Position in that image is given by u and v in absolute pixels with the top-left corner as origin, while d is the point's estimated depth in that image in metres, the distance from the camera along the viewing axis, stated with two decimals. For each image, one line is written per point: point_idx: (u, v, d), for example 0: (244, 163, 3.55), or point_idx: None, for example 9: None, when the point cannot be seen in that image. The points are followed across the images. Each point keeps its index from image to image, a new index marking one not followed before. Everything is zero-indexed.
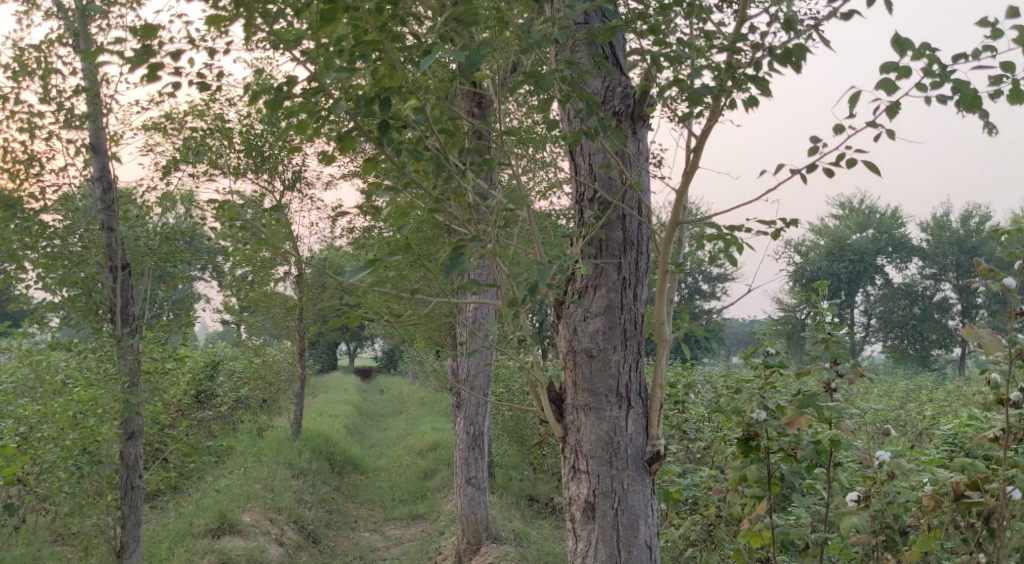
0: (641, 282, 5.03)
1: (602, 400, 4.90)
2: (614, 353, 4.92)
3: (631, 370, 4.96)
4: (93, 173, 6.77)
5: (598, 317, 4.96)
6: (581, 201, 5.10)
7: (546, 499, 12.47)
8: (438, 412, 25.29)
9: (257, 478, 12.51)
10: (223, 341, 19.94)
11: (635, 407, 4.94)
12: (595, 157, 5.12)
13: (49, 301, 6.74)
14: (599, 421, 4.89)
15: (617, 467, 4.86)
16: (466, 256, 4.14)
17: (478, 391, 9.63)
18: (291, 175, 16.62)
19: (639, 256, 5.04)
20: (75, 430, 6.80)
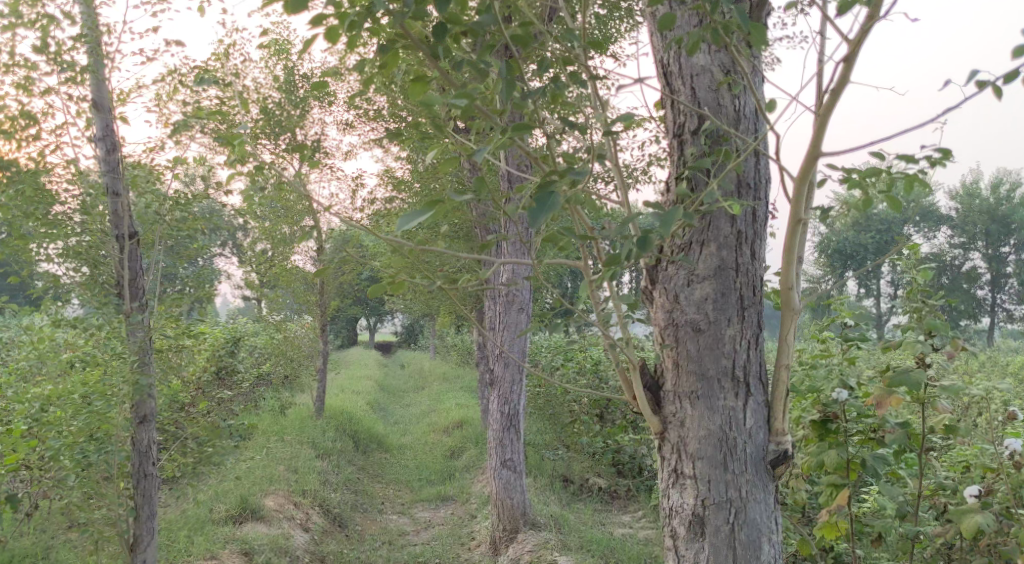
0: (757, 236, 4.60)
1: (714, 385, 4.53)
2: (727, 328, 4.53)
3: (747, 350, 4.56)
4: (97, 133, 6.22)
5: (705, 283, 4.56)
6: (682, 134, 4.63)
7: (581, 480, 11.91)
8: (460, 388, 24.71)
9: (281, 459, 11.98)
10: (242, 316, 19.43)
11: (754, 394, 4.55)
12: (701, 79, 4.63)
13: (52, 274, 6.22)
14: (711, 413, 4.52)
15: (733, 470, 4.49)
16: (558, 195, 3.66)
17: (513, 368, 9.01)
18: (309, 144, 16.07)
19: (757, 203, 4.59)
20: (82, 415, 6.12)
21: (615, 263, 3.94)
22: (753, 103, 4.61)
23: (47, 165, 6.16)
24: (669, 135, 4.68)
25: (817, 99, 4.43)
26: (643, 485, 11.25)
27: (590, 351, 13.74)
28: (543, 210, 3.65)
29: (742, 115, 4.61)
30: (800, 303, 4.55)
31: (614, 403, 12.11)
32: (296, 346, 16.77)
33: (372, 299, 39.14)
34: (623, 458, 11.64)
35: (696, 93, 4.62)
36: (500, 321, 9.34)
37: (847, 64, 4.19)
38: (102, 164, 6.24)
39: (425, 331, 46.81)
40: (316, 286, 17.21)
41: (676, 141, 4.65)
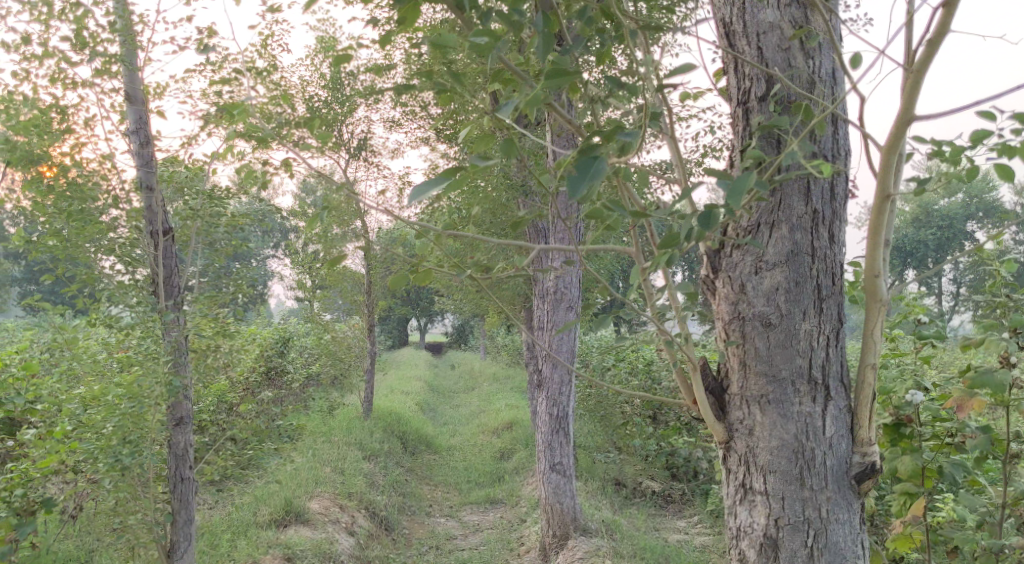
0: (835, 218, 4.24)
1: (787, 389, 4.19)
2: (801, 324, 4.18)
3: (825, 350, 4.21)
4: (130, 127, 6.26)
5: (775, 274, 4.22)
6: (748, 99, 4.31)
7: (633, 483, 11.55)
8: (510, 390, 24.41)
9: (327, 460, 11.80)
10: (291, 316, 19.34)
11: (833, 399, 4.20)
12: (770, 39, 4.31)
13: (89, 272, 6.26)
14: (785, 421, 4.19)
15: (811, 485, 4.16)
16: (603, 161, 3.40)
17: (562, 367, 8.68)
18: (355, 143, 15.97)
19: (836, 177, 4.25)
20: (113, 417, 5.99)
21: (672, 246, 3.73)
22: (827, 64, 4.26)
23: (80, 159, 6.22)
24: (734, 103, 4.36)
25: (906, 55, 4.06)
26: (699, 489, 10.88)
27: (643, 351, 13.38)
28: (584, 176, 3.40)
29: (816, 78, 4.26)
30: (884, 296, 4.18)
31: (668, 404, 11.76)
32: (345, 346, 16.63)
33: (422, 299, 39.02)
34: (677, 461, 11.29)
35: (762, 53, 4.29)
36: (547, 320, 9.01)
37: (947, 9, 3.82)
38: (134, 155, 6.31)
39: (475, 331, 46.64)
40: (364, 285, 17.08)
41: (741, 108, 4.33)
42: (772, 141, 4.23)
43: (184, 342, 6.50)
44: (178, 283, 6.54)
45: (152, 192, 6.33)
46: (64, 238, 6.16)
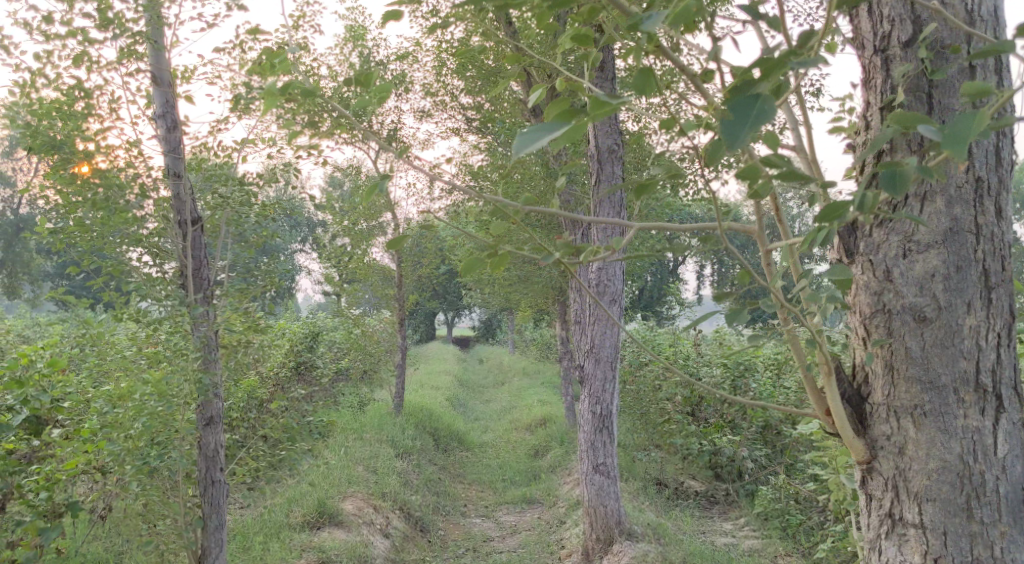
0: (1004, 186, 3.40)
1: (948, 399, 3.34)
2: (965, 317, 3.34)
3: (995, 351, 3.35)
4: (157, 109, 6.02)
5: (929, 256, 3.38)
6: (888, 46, 3.45)
7: (675, 483, 11.14)
8: (542, 385, 24.08)
9: (360, 458, 11.51)
10: (320, 311, 19.10)
11: (1007, 411, 3.34)
12: None
13: (116, 264, 5.98)
14: (946, 439, 3.34)
15: (982, 519, 3.31)
16: (770, 100, 2.55)
17: (606, 364, 8.29)
18: (385, 134, 15.66)
19: (1001, 137, 3.41)
20: (141, 417, 5.74)
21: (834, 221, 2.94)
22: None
23: (102, 143, 5.95)
24: (868, 50, 3.50)
25: None
26: (745, 490, 10.43)
27: (682, 346, 12.99)
28: (747, 122, 2.54)
29: (979, 14, 3.40)
30: None
31: (710, 401, 11.33)
32: (375, 340, 16.33)
33: (451, 293, 38.77)
34: (721, 461, 10.85)
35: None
36: (589, 315, 8.40)
37: None
38: (161, 140, 6.06)
39: (504, 325, 46.35)
40: (394, 279, 16.77)
41: (879, 57, 3.47)
42: (923, 95, 3.38)
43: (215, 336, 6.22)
44: (209, 275, 6.31)
45: (180, 179, 6.08)
46: (90, 228, 5.86)
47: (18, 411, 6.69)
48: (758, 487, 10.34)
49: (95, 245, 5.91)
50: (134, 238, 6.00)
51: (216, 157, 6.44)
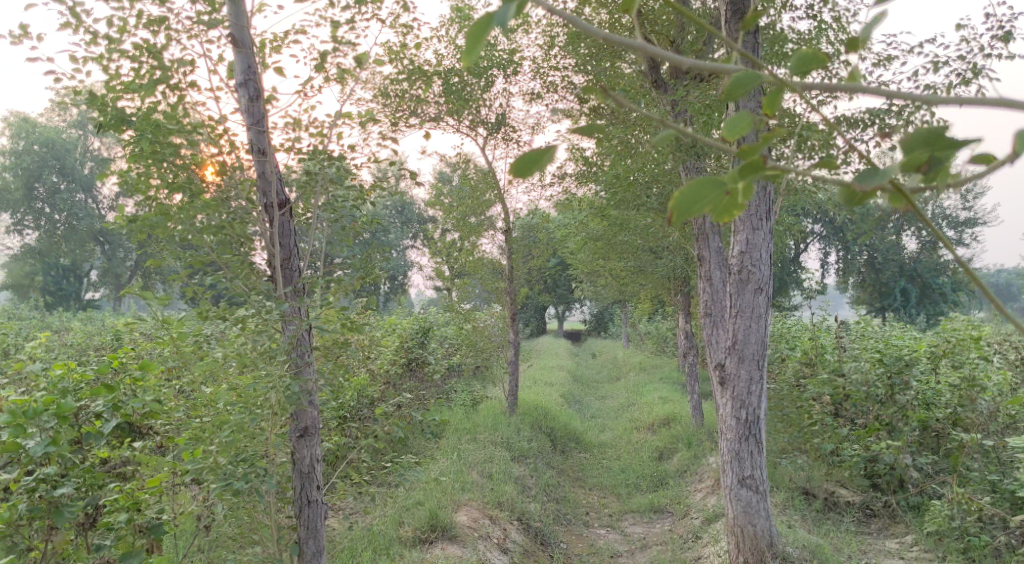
0: None
1: None
2: None
3: None
4: (239, 74, 6.00)
5: None
6: None
7: (825, 493, 10.26)
8: (660, 380, 22.90)
9: (473, 461, 10.73)
10: (430, 306, 18.41)
11: None
12: None
13: (195, 256, 5.96)
14: None
15: None
16: None
17: (752, 363, 7.25)
18: (493, 119, 14.92)
19: None
20: (224, 430, 5.73)
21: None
22: None
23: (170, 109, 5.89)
24: None
25: None
26: (909, 503, 9.50)
27: (822, 339, 11.86)
28: None
29: None
30: None
31: (858, 401, 10.36)
32: (486, 336, 15.53)
33: (562, 287, 37.73)
34: (879, 469, 9.79)
35: None
36: (731, 305, 7.35)
37: None
38: (246, 114, 6.04)
39: (617, 317, 45.15)
40: (505, 271, 15.67)
41: None
42: None
43: (307, 335, 6.11)
44: (298, 265, 6.21)
45: (264, 158, 6.02)
46: (171, 214, 5.88)
47: (110, 418, 6.05)
48: (925, 500, 9.43)
49: (173, 239, 5.97)
50: (210, 226, 5.94)
51: (306, 136, 6.28)
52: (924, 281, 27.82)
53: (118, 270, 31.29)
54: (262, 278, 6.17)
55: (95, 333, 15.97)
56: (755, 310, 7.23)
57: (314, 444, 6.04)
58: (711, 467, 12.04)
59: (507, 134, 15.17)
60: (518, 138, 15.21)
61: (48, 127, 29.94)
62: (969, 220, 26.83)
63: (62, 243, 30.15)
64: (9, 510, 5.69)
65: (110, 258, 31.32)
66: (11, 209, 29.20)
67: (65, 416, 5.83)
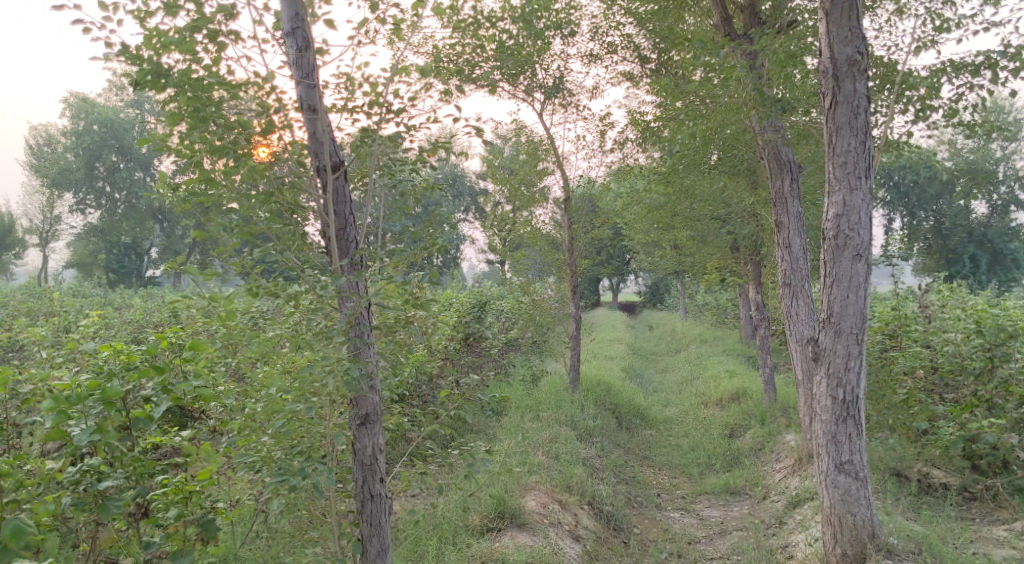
0: None
1: None
2: None
3: None
4: (285, 24, 5.64)
5: None
6: None
7: (918, 475, 9.69)
8: (722, 352, 22.24)
9: (538, 441, 10.22)
10: (486, 280, 17.87)
11: None
12: None
13: (244, 228, 5.55)
14: None
15: None
16: None
17: (849, 340, 7.02)
18: (550, 83, 14.31)
19: None
20: (280, 417, 5.38)
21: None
22: None
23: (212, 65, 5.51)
24: None
25: None
26: (1014, 485, 8.98)
27: (904, 308, 11.17)
28: None
29: None
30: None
31: (952, 374, 9.81)
32: (546, 309, 14.92)
33: (617, 259, 37.08)
34: (980, 449, 9.23)
35: None
36: (826, 279, 7.11)
37: None
38: (295, 67, 5.69)
39: (672, 289, 44.39)
40: (564, 243, 15.04)
41: None
42: None
43: (366, 314, 5.71)
44: (354, 235, 5.83)
45: (314, 114, 5.67)
46: (216, 180, 5.55)
47: (159, 402, 5.59)
48: None
49: (222, 211, 5.56)
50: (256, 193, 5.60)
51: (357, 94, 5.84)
52: (995, 247, 26.80)
53: (177, 247, 31.33)
54: (316, 251, 5.79)
55: (148, 310, 15.65)
56: (853, 283, 7.00)
57: (376, 434, 5.67)
58: (788, 445, 11.38)
59: (566, 98, 14.55)
60: (577, 102, 14.59)
61: (106, 105, 29.93)
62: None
63: (123, 221, 30.34)
64: (54, 503, 5.32)
65: (169, 235, 31.39)
66: (74, 187, 29.34)
67: (111, 402, 5.40)
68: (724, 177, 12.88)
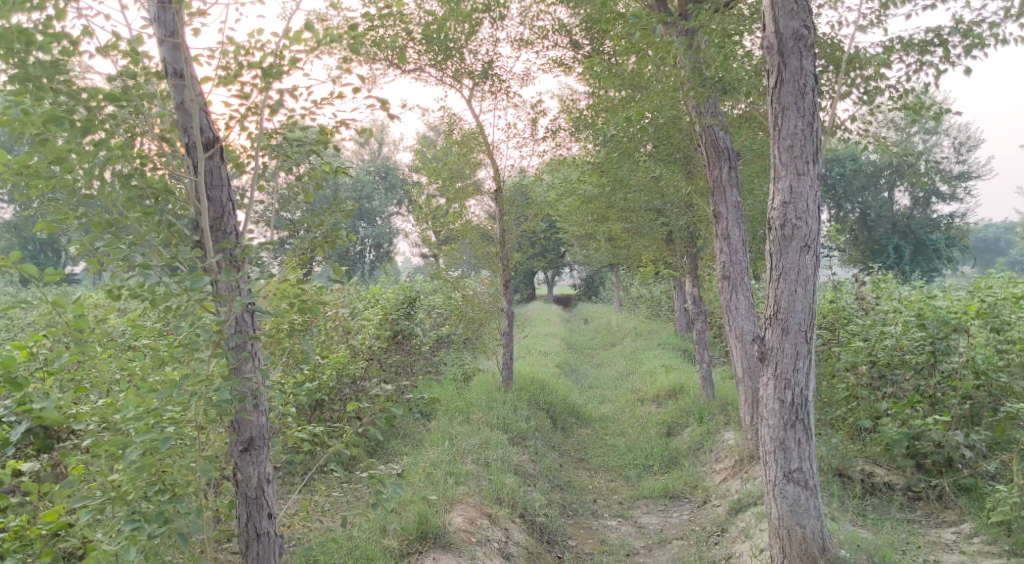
0: None
1: None
2: None
3: None
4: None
5: None
6: None
7: (861, 475, 9.20)
8: (658, 346, 21.80)
9: (466, 446, 9.60)
10: (416, 274, 17.12)
11: None
12: None
13: (95, 219, 5.31)
14: None
15: None
16: None
17: (799, 338, 6.56)
18: (479, 69, 13.68)
19: None
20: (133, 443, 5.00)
21: None
22: None
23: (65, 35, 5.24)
24: None
25: None
26: (959, 485, 8.61)
27: (844, 302, 10.80)
28: None
29: None
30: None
31: (896, 369, 9.42)
32: (478, 306, 14.27)
33: (552, 252, 36.56)
34: (924, 447, 8.86)
35: None
36: (776, 271, 6.65)
37: None
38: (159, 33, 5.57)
39: (606, 282, 44.14)
40: (496, 236, 14.36)
41: None
42: None
43: (248, 317, 5.59)
44: (233, 225, 5.73)
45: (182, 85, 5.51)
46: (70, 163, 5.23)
47: (13, 425, 5.15)
48: (978, 482, 8.54)
49: (71, 206, 5.31)
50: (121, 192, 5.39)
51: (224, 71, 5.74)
52: (921, 237, 26.96)
53: None
54: (189, 243, 5.58)
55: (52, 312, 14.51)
56: (803, 275, 6.54)
57: (260, 461, 5.56)
58: (727, 445, 10.93)
59: (495, 85, 13.93)
60: (507, 90, 13.99)
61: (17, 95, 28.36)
62: (963, 174, 26.06)
63: None
64: None
65: None
66: None
67: None
68: (658, 166, 12.41)
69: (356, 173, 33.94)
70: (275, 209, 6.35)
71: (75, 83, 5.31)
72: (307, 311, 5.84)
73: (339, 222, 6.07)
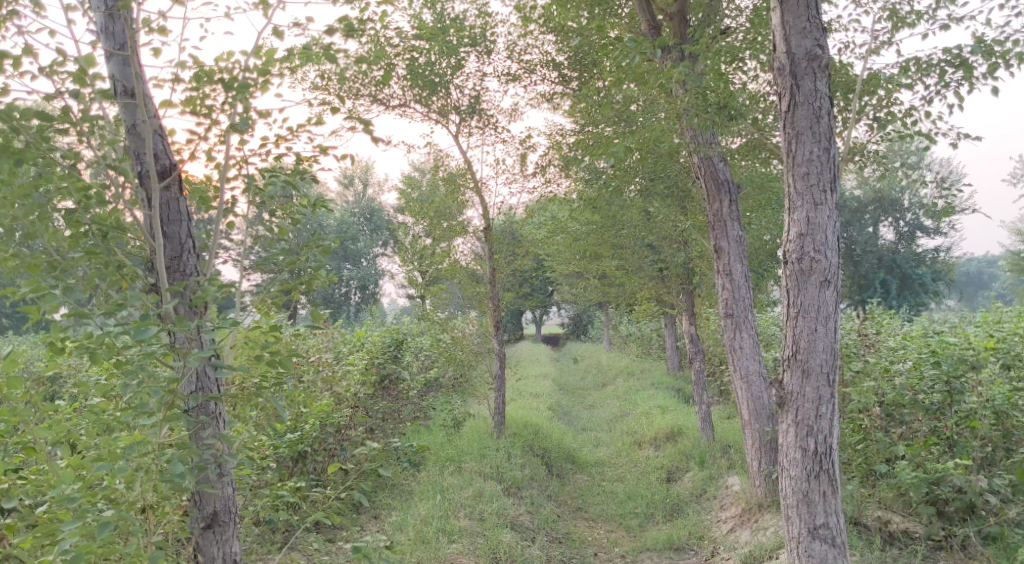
0: None
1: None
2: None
3: None
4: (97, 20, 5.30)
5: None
6: None
7: (877, 523, 8.72)
8: (652, 385, 21.28)
9: (455, 499, 9.04)
10: (404, 315, 16.59)
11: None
12: None
13: (30, 262, 4.84)
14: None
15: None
16: None
17: (822, 380, 6.44)
18: (466, 104, 13.28)
19: None
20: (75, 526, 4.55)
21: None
22: None
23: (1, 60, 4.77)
24: None
25: None
26: (983, 534, 8.07)
27: (852, 339, 10.34)
28: None
29: None
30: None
31: (912, 410, 8.92)
32: (467, 347, 13.98)
33: (539, 290, 36.14)
34: (944, 493, 8.34)
35: None
36: (797, 309, 6.53)
37: None
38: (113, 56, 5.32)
39: (594, 320, 43.69)
40: (485, 275, 13.76)
41: None
42: None
43: (212, 375, 5.36)
44: (192, 265, 5.44)
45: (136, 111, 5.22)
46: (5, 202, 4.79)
47: None
48: (1004, 530, 8.00)
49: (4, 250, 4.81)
50: (64, 235, 4.97)
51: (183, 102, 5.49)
52: (911, 271, 26.67)
53: None
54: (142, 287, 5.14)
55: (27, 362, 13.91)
56: (824, 312, 6.43)
57: (225, 539, 5.38)
58: (733, 492, 10.40)
59: (482, 120, 13.52)
60: (495, 124, 13.59)
61: None
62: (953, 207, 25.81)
63: None
64: None
65: None
66: None
67: None
68: (653, 201, 12.01)
69: (341, 215, 33.53)
70: (247, 250, 5.82)
71: (20, 113, 4.83)
72: (277, 361, 5.33)
73: (317, 258, 5.67)
